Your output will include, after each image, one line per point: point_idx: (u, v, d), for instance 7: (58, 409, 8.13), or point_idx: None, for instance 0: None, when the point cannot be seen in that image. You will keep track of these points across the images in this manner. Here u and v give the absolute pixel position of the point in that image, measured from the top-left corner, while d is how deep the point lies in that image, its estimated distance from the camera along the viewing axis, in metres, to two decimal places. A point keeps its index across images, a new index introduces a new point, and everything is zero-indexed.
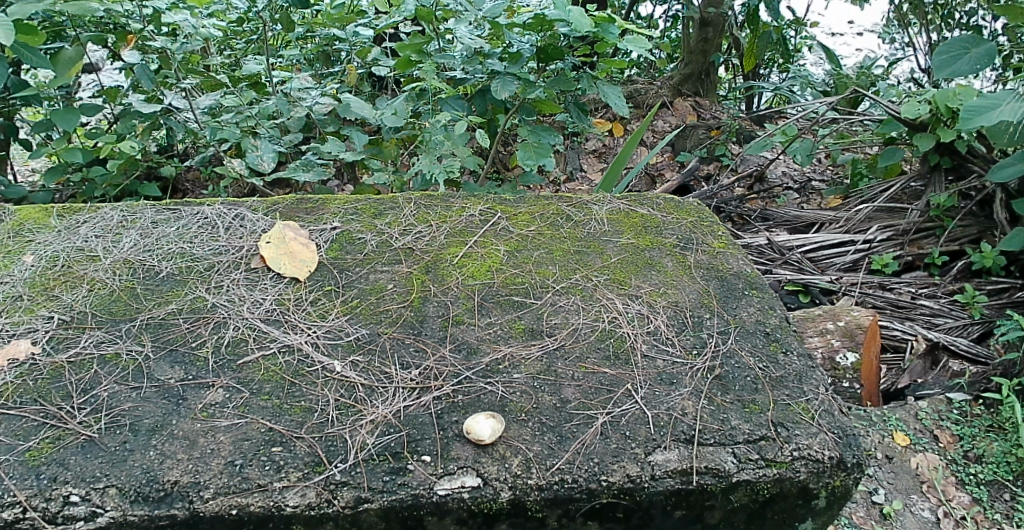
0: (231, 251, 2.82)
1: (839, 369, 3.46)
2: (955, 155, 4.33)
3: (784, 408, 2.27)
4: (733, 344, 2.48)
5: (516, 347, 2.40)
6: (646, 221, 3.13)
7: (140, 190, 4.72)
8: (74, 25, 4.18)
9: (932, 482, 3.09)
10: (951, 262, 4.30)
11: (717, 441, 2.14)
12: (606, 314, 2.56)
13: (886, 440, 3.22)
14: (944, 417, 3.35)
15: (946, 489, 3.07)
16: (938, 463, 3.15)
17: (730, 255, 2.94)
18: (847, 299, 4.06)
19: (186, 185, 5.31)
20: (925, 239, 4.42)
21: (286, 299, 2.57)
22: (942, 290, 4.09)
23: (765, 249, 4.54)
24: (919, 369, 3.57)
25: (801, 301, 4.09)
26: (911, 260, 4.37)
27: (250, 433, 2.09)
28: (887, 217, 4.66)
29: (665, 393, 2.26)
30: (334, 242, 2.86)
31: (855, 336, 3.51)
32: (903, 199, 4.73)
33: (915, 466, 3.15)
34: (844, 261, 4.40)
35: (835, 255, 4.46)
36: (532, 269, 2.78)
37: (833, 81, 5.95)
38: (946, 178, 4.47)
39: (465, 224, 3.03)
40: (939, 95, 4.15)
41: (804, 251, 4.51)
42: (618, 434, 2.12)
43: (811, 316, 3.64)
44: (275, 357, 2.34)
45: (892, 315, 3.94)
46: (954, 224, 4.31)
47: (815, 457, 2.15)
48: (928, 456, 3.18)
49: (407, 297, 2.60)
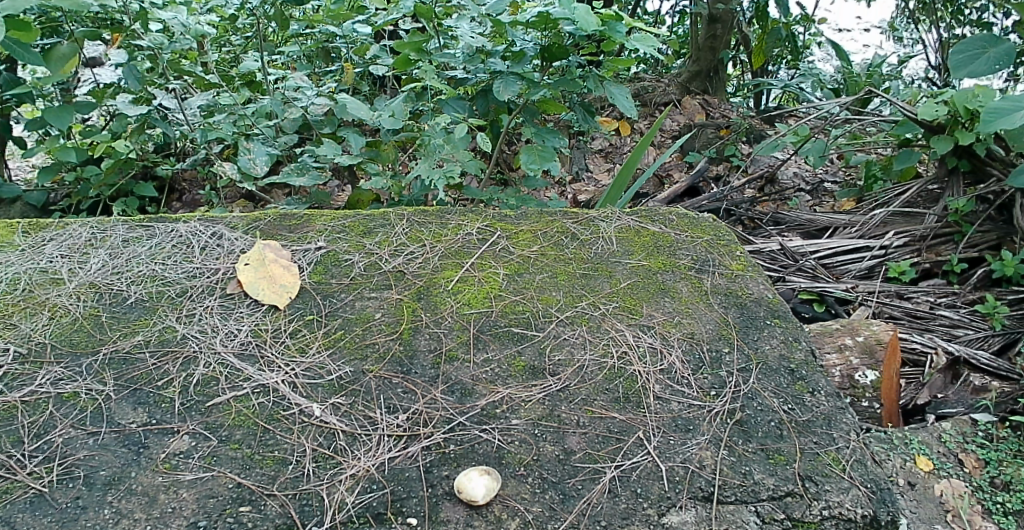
0: (206, 275, 2.60)
1: (859, 387, 3.06)
2: (975, 158, 4.02)
3: (812, 458, 2.04)
4: (755, 384, 2.24)
5: (515, 389, 2.18)
6: (658, 239, 2.90)
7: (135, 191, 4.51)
8: (68, 21, 3.92)
9: (956, 511, 2.64)
10: (971, 268, 3.92)
11: (738, 498, 1.91)
12: (615, 348, 2.34)
13: None
14: (968, 439, 2.87)
15: (972, 518, 2.61)
16: (964, 491, 2.69)
17: (749, 279, 2.71)
18: (864, 310, 3.68)
19: (183, 184, 5.00)
20: (942, 245, 4.07)
21: (263, 330, 2.35)
22: (963, 300, 3.71)
23: (776, 255, 4.19)
24: (937, 385, 3.10)
25: (816, 310, 3.71)
26: (929, 267, 4.01)
27: (216, 489, 1.87)
28: (903, 222, 4.32)
29: (680, 441, 2.04)
30: (319, 265, 2.64)
31: (875, 353, 3.10)
32: (920, 203, 4.41)
33: (938, 493, 2.70)
34: (860, 268, 4.04)
35: (849, 261, 4.11)
36: (534, 295, 2.55)
37: (845, 79, 5.70)
38: (964, 181, 4.16)
39: (461, 244, 2.79)
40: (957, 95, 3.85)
41: (819, 258, 4.16)
42: (628, 492, 1.89)
43: (828, 330, 3.23)
44: (248, 398, 2.12)
45: (909, 327, 3.56)
46: (973, 229, 3.96)
47: (847, 517, 1.92)
48: (953, 483, 2.73)
49: (396, 328, 2.36)
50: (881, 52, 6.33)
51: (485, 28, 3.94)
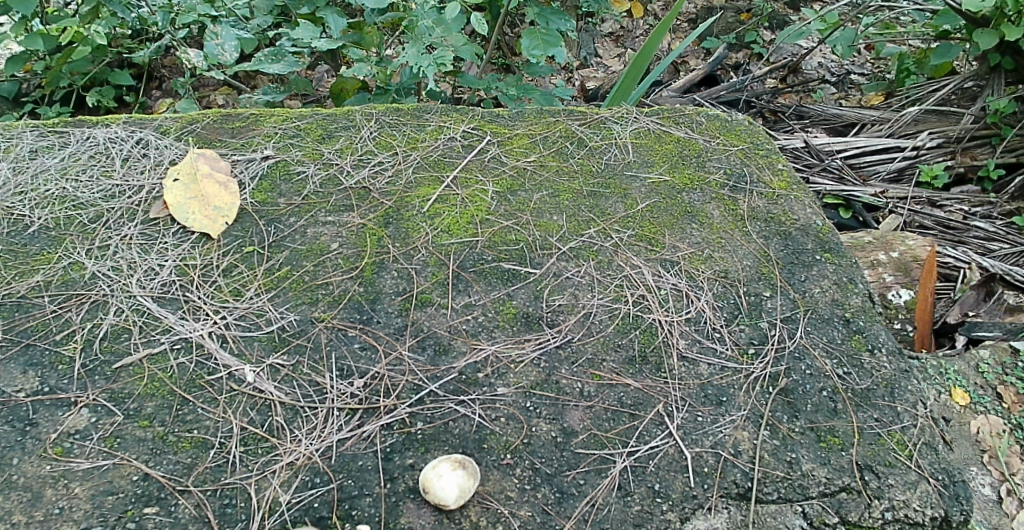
0: (126, 194, 2.12)
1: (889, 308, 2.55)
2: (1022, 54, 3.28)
3: (872, 441, 1.62)
4: (803, 340, 1.80)
5: (501, 345, 1.71)
6: (683, 148, 2.38)
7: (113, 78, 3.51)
8: None
9: (993, 452, 2.09)
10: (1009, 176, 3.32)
11: (781, 496, 1.50)
12: (630, 291, 1.86)
13: None
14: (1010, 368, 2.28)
15: (1011, 461, 2.07)
16: (1003, 429, 2.14)
17: (795, 200, 2.22)
18: (894, 221, 3.11)
19: (162, 71, 3.85)
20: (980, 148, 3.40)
21: (190, 267, 1.88)
22: (999, 210, 3.16)
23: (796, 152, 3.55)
24: (970, 301, 2.56)
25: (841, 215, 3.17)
26: (963, 173, 3.38)
27: (117, 484, 1.48)
28: (936, 122, 3.54)
29: (710, 419, 1.60)
30: (265, 179, 2.12)
31: (911, 272, 2.63)
32: (954, 101, 3.64)
33: (974, 430, 2.13)
34: (889, 171, 3.41)
35: (878, 164, 3.45)
36: (531, 220, 2.02)
37: None
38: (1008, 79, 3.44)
39: (441, 152, 2.23)
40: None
41: (846, 158, 3.48)
42: (643, 490, 1.48)
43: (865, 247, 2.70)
44: (165, 358, 1.69)
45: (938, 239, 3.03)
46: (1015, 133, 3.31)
47: (914, 520, 1.52)
48: (991, 420, 2.16)
49: (356, 263, 1.87)
50: None
51: None
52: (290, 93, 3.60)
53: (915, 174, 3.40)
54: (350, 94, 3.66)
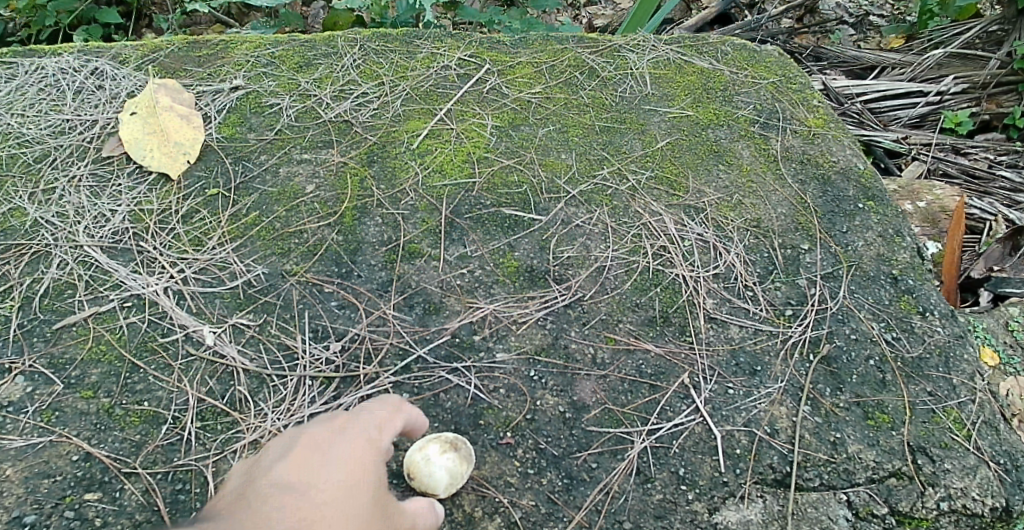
0: (78, 131, 1.87)
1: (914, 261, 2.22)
2: None
3: (925, 419, 1.40)
4: (846, 299, 1.57)
5: (501, 304, 1.48)
6: (708, 80, 2.11)
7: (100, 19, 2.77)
8: None
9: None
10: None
11: (823, 482, 1.30)
12: (649, 241, 1.62)
13: None
14: None
15: None
16: None
17: (833, 140, 1.96)
18: (916, 168, 2.67)
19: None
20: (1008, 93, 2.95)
21: (146, 213, 1.65)
22: None
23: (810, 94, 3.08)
24: (994, 256, 2.22)
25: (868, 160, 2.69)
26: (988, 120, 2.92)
27: (53, 466, 1.27)
28: (959, 68, 3.09)
29: (742, 391, 1.38)
30: (234, 113, 1.87)
31: (939, 222, 2.32)
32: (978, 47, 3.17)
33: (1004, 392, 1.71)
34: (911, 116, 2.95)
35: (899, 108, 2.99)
36: (535, 159, 1.78)
37: None
38: None
39: (433, 82, 1.97)
40: None
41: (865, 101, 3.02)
42: (665, 475, 1.27)
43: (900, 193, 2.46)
44: (113, 319, 1.47)
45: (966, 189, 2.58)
46: None
47: (973, 512, 1.31)
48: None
49: (334, 208, 1.63)
50: None
51: None
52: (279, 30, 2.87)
53: (941, 117, 2.96)
54: (344, 29, 3.20)
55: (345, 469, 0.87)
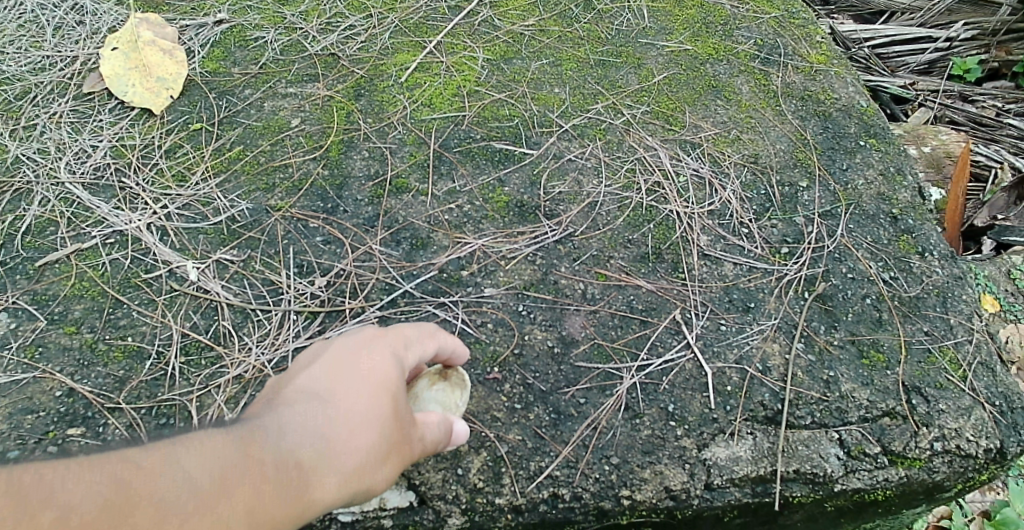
0: (58, 67, 1.82)
1: None
2: None
3: (921, 359, 1.38)
4: (843, 237, 1.54)
5: (489, 239, 1.45)
6: (708, 13, 2.04)
7: None
8: None
9: None
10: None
11: (815, 420, 1.28)
12: (643, 177, 1.59)
13: None
14: None
15: None
16: None
17: (835, 76, 1.91)
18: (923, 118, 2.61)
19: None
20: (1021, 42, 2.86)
21: (128, 148, 1.61)
22: None
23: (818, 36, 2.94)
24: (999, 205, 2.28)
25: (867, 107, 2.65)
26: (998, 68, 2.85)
27: (37, 401, 1.26)
28: (970, 12, 2.93)
29: (735, 327, 1.36)
30: (217, 46, 1.81)
31: None
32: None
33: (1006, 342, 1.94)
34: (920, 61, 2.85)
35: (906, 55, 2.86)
36: (527, 92, 1.73)
37: None
38: None
39: (424, 14, 1.90)
40: None
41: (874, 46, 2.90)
42: (654, 411, 1.26)
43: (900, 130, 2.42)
44: (96, 255, 1.44)
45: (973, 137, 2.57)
46: None
47: (965, 452, 1.30)
48: None
49: (321, 142, 1.59)
50: None
51: None
52: None
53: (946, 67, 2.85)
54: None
55: (365, 378, 0.90)
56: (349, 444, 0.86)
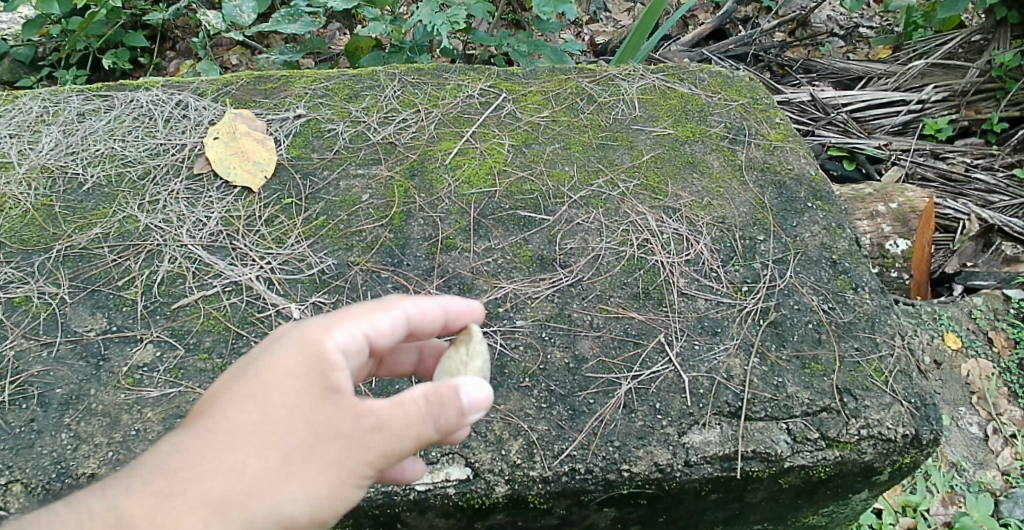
0: (171, 152, 2.30)
1: (888, 257, 2.83)
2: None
3: (852, 368, 1.80)
4: (792, 278, 1.98)
5: (519, 284, 1.90)
6: (687, 102, 2.53)
7: (124, 41, 3.78)
8: None
9: (982, 393, 2.58)
10: (1012, 129, 3.42)
11: (768, 414, 1.69)
12: (635, 235, 2.04)
13: (934, 341, 2.67)
14: (1000, 316, 2.75)
15: (997, 402, 2.57)
16: (991, 371, 2.62)
17: (790, 151, 2.38)
18: (897, 171, 3.26)
19: (175, 31, 4.12)
20: (983, 103, 3.50)
21: (235, 218, 2.08)
22: (999, 162, 3.29)
23: (806, 106, 3.61)
24: (967, 252, 2.96)
25: (846, 169, 3.32)
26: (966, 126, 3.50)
27: (184, 408, 1.69)
28: (941, 76, 3.65)
29: (706, 347, 1.80)
30: (298, 137, 2.30)
31: (909, 222, 2.86)
32: (961, 55, 3.68)
33: (965, 373, 2.62)
34: (894, 123, 3.53)
35: (884, 116, 3.56)
36: (545, 170, 2.20)
37: None
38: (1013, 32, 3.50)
39: (460, 109, 2.40)
40: None
41: (852, 111, 3.59)
42: (646, 408, 1.68)
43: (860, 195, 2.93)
44: (218, 299, 1.89)
45: (940, 191, 3.20)
46: (1017, 87, 3.39)
47: (887, 436, 1.69)
48: (980, 363, 2.64)
49: (386, 212, 2.05)
50: None
51: None
52: (305, 52, 3.54)
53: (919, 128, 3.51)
54: (366, 53, 3.55)
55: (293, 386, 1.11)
56: (282, 450, 1.08)
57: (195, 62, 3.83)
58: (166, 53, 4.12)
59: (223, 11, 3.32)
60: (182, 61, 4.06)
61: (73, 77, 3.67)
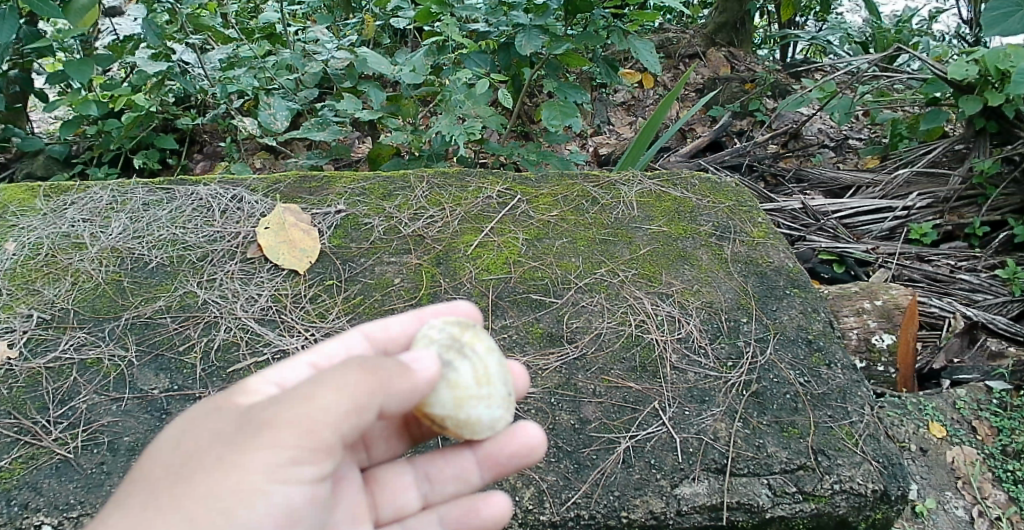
0: (226, 239, 2.62)
1: (874, 351, 2.89)
2: (1003, 119, 3.59)
3: (826, 432, 2.03)
4: (772, 355, 2.24)
5: (532, 356, 2.16)
6: (679, 204, 2.87)
7: (155, 143, 4.18)
8: None
9: (968, 478, 2.52)
10: (995, 233, 3.56)
11: (751, 470, 1.92)
12: (633, 316, 2.32)
13: (920, 431, 2.65)
14: (982, 407, 2.74)
15: (982, 485, 2.50)
16: (976, 458, 2.57)
17: (771, 247, 2.69)
18: (884, 273, 3.38)
19: (204, 136, 4.60)
20: (966, 208, 3.70)
21: (283, 296, 2.37)
22: (982, 263, 3.40)
23: (798, 214, 3.82)
24: (954, 349, 3.01)
25: (835, 271, 3.43)
26: (951, 230, 3.65)
27: None
28: (926, 183, 3.87)
29: (695, 412, 2.05)
30: (338, 229, 2.62)
31: (893, 318, 2.93)
32: (944, 163, 3.95)
33: (951, 460, 2.56)
34: (882, 229, 3.70)
35: (872, 223, 3.75)
36: (553, 261, 2.51)
37: (873, 30, 5.00)
38: (991, 142, 3.72)
39: (481, 207, 2.73)
40: (989, 52, 3.34)
41: (841, 218, 3.80)
42: (642, 463, 1.92)
43: (847, 294, 3.04)
44: (267, 364, 2.16)
45: (926, 291, 3.29)
46: (997, 192, 3.56)
47: (858, 491, 1.91)
48: (966, 451, 2.59)
49: (415, 294, 2.35)
50: (908, 4, 5.70)
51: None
52: (331, 157, 3.91)
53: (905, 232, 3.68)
54: (386, 160, 3.94)
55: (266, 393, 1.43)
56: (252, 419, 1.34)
57: (228, 163, 4.24)
58: (194, 155, 4.58)
59: (258, 118, 3.68)
60: (209, 162, 4.49)
61: (104, 174, 4.06)
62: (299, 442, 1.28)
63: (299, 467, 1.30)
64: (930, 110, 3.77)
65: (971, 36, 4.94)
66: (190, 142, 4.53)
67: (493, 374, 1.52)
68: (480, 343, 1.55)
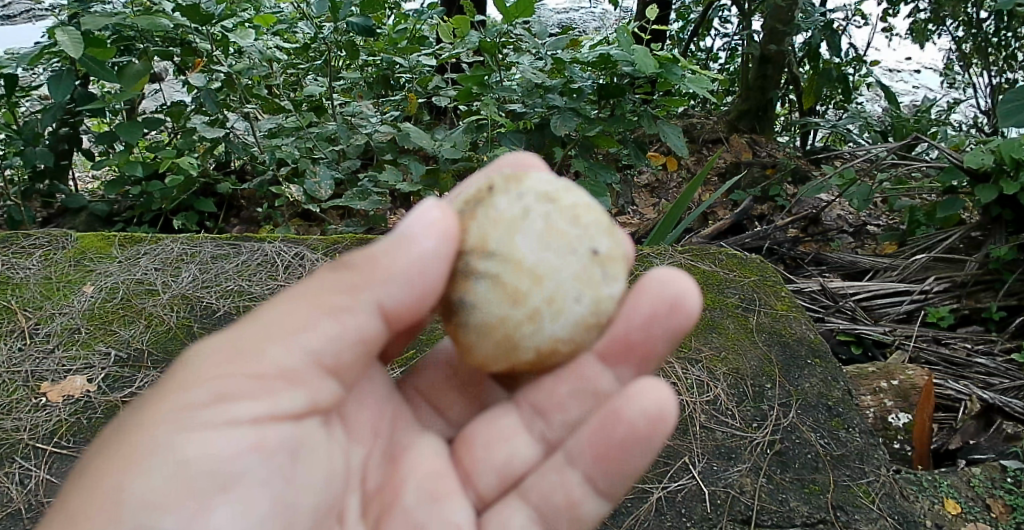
0: None
1: (891, 429, 3.02)
2: (1019, 208, 3.77)
3: (844, 490, 2.19)
4: (794, 418, 2.40)
5: None
6: (707, 277, 3.07)
7: (197, 206, 4.44)
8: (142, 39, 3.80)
9: None
10: (1011, 317, 3.71)
11: (774, 523, 2.09)
12: (665, 379, 2.50)
13: (935, 507, 2.64)
14: (997, 485, 2.74)
15: None
16: None
17: (793, 319, 2.86)
18: (901, 354, 3.55)
19: (242, 202, 4.84)
20: (983, 292, 3.84)
21: None
22: (999, 347, 3.55)
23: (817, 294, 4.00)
24: (970, 430, 3.07)
25: (853, 353, 3.61)
26: (968, 313, 3.82)
27: None
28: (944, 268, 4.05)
29: (723, 467, 2.22)
30: None
31: (910, 397, 3.08)
32: (962, 249, 4.08)
33: None
34: (899, 312, 3.87)
35: (889, 305, 3.93)
36: None
37: (891, 120, 5.25)
38: (1007, 229, 3.87)
39: None
40: (1004, 143, 3.55)
41: (859, 300, 3.97)
42: (674, 511, 2.11)
43: (864, 372, 3.21)
44: None
45: (943, 374, 3.43)
46: (1014, 278, 3.71)
47: None
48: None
49: None
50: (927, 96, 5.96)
51: (481, 57, 4.12)
52: (368, 226, 4.16)
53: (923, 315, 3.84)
54: None
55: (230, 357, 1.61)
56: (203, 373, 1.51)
57: (270, 227, 4.49)
58: (232, 219, 4.82)
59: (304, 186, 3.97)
60: (246, 226, 4.75)
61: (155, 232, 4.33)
62: (246, 382, 1.47)
63: (224, 410, 1.44)
64: (946, 198, 3.98)
65: (990, 125, 5.11)
66: (230, 206, 4.80)
67: (523, 265, 1.56)
68: (495, 236, 1.58)
